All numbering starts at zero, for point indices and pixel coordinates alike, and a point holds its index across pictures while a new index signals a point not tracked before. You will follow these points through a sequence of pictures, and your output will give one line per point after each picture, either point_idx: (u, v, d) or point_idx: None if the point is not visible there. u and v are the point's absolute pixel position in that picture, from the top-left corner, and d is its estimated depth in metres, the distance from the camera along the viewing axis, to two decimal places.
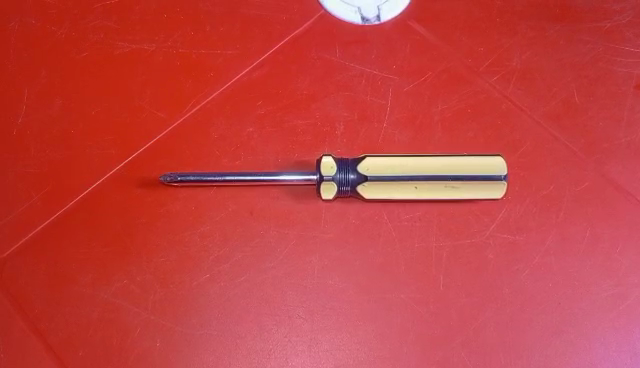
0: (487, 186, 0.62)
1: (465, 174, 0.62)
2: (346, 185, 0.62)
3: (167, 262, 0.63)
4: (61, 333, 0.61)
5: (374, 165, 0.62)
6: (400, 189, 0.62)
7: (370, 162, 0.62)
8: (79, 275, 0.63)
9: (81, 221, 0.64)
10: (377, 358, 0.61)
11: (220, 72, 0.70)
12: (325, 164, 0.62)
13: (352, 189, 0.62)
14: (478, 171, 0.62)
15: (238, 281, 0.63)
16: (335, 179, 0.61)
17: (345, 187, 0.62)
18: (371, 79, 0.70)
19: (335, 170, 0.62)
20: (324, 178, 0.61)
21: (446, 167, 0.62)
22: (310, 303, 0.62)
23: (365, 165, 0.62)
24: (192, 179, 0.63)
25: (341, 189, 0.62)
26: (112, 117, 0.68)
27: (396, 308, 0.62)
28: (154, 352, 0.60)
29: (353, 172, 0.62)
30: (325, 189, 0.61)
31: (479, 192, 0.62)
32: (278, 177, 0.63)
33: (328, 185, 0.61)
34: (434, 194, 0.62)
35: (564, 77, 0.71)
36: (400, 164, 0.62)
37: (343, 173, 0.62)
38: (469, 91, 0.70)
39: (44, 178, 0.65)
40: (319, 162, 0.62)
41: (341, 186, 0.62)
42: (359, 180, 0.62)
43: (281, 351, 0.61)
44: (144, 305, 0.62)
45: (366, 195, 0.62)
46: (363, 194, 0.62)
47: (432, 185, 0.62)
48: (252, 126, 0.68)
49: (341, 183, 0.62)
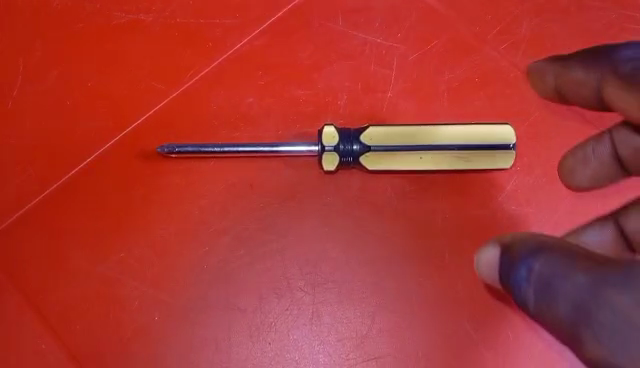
0: (497, 156, 0.61)
1: (472, 143, 0.61)
2: (349, 156, 0.60)
3: (166, 235, 0.62)
4: (58, 309, 0.60)
5: (378, 135, 0.60)
6: (407, 159, 0.60)
7: (374, 132, 0.60)
8: (75, 250, 0.61)
9: (78, 194, 0.63)
10: (380, 332, 0.60)
11: (220, 43, 0.68)
12: (327, 134, 0.60)
13: (354, 160, 0.60)
14: (486, 140, 0.61)
15: (239, 253, 0.61)
16: (337, 151, 0.60)
17: (348, 158, 0.60)
18: (375, 49, 0.68)
19: (337, 140, 0.60)
20: (325, 149, 0.60)
21: (453, 134, 0.61)
22: (311, 276, 0.61)
23: (369, 136, 0.60)
24: (190, 149, 0.62)
25: (343, 160, 0.60)
26: (109, 89, 0.66)
27: (399, 282, 0.60)
28: (153, 326, 0.59)
29: (356, 142, 0.60)
30: (327, 160, 0.60)
31: (488, 163, 0.61)
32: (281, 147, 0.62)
33: (329, 157, 0.60)
34: (440, 165, 0.61)
35: (575, 45, 0.68)
36: (406, 133, 0.61)
37: (345, 144, 0.60)
38: (476, 59, 0.68)
39: (40, 151, 0.64)
40: (321, 132, 0.60)
41: (343, 157, 0.60)
42: (362, 151, 0.60)
43: (283, 326, 0.60)
44: (142, 280, 0.60)
45: (372, 165, 0.61)
46: (368, 166, 0.61)
47: (440, 154, 0.61)
48: (253, 96, 0.66)
49: (342, 154, 0.60)
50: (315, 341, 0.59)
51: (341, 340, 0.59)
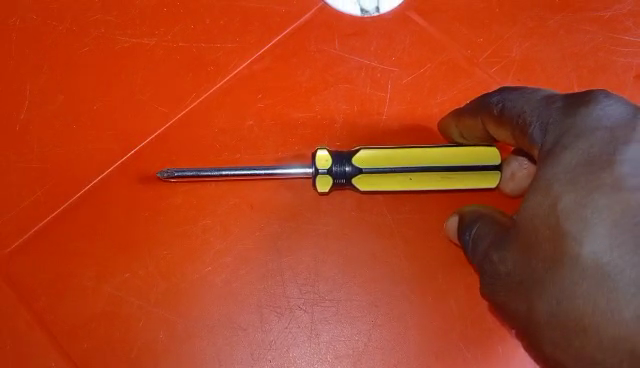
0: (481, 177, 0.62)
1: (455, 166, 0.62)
2: (342, 178, 0.62)
3: (170, 255, 0.64)
4: (66, 327, 0.62)
5: (367, 159, 0.62)
6: (391, 182, 0.62)
7: (364, 155, 0.62)
8: (82, 270, 0.64)
9: (84, 216, 0.65)
10: (376, 349, 0.62)
11: (220, 67, 0.70)
12: (320, 157, 0.62)
13: (347, 181, 0.62)
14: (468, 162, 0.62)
15: (240, 273, 0.63)
16: (330, 173, 0.62)
17: (341, 179, 0.62)
18: (371, 72, 0.70)
19: (330, 163, 0.62)
20: (319, 171, 0.62)
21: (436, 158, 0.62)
22: (310, 295, 0.63)
23: (360, 159, 0.62)
24: (188, 174, 0.63)
25: (336, 181, 0.62)
26: (113, 112, 0.69)
27: (395, 300, 0.63)
28: (158, 344, 0.62)
29: (349, 164, 0.62)
30: (321, 182, 0.62)
31: (475, 183, 0.62)
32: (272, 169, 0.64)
33: (322, 178, 0.62)
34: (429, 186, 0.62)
35: (564, 67, 0.71)
36: (390, 158, 0.62)
37: (339, 166, 0.62)
38: (468, 83, 0.70)
39: (47, 174, 0.66)
40: (314, 156, 0.62)
41: (337, 178, 0.62)
42: (354, 174, 0.62)
43: (282, 343, 0.62)
44: (147, 298, 0.63)
45: (362, 187, 0.62)
46: (358, 187, 0.62)
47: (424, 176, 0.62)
48: (253, 119, 0.69)
49: (336, 176, 0.62)
50: (313, 358, 0.62)
51: (338, 357, 0.62)
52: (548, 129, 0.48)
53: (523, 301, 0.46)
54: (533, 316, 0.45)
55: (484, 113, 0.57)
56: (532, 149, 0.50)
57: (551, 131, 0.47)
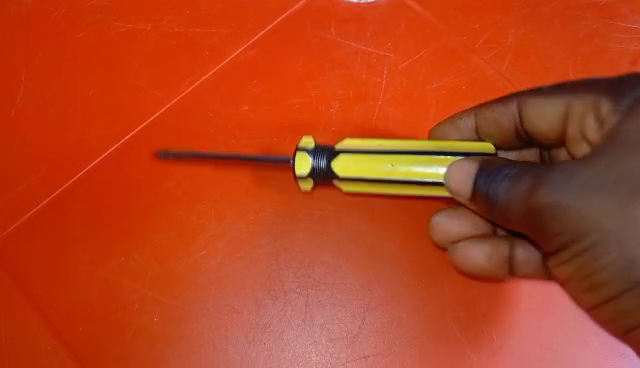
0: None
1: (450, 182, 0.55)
2: (322, 177, 0.57)
3: (165, 239, 0.64)
4: (61, 310, 0.62)
5: (348, 165, 0.56)
6: (380, 188, 0.57)
7: (345, 160, 0.56)
8: (77, 254, 0.64)
9: (80, 200, 0.65)
10: (370, 332, 0.62)
11: (216, 52, 0.70)
12: (299, 157, 0.57)
13: (324, 178, 0.57)
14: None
15: (235, 257, 0.64)
16: (309, 176, 0.57)
17: (324, 179, 0.57)
18: (366, 57, 0.70)
19: (309, 162, 0.57)
20: (298, 175, 0.57)
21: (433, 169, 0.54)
22: (305, 279, 0.63)
23: (338, 163, 0.56)
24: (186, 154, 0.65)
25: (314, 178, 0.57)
26: (108, 97, 0.69)
27: (389, 283, 0.63)
28: (153, 327, 0.62)
29: (326, 160, 0.57)
30: (303, 183, 0.59)
31: None
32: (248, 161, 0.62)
33: (305, 181, 0.58)
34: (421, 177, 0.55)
35: (560, 53, 0.71)
36: (378, 162, 0.55)
37: (316, 164, 0.57)
38: (464, 68, 0.70)
39: (42, 158, 0.66)
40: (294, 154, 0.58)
41: (315, 177, 0.57)
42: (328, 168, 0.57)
43: (277, 326, 0.62)
44: (143, 282, 0.63)
45: (342, 185, 0.58)
46: (342, 188, 0.58)
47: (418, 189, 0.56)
48: (249, 104, 0.69)
49: (316, 175, 0.57)
50: (308, 341, 0.62)
51: (332, 340, 0.62)
52: (596, 85, 0.53)
53: (612, 198, 0.43)
54: (629, 211, 0.42)
55: (524, 92, 0.58)
56: (590, 118, 0.52)
57: (598, 85, 0.53)
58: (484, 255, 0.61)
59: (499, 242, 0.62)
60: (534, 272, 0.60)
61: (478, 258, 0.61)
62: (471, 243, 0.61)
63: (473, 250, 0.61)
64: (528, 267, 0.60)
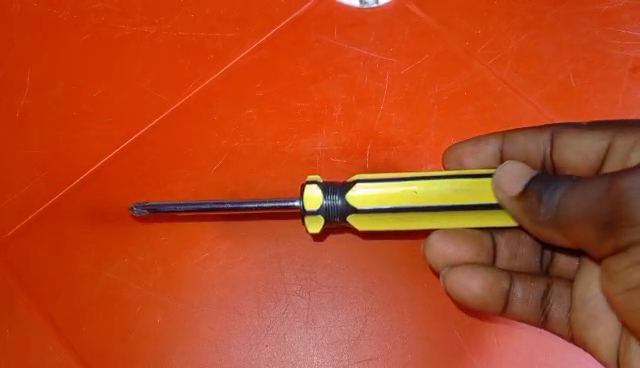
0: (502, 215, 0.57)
1: (472, 203, 0.56)
2: (337, 215, 0.57)
3: (168, 241, 0.64)
4: (65, 311, 0.63)
5: (367, 198, 0.57)
6: (400, 219, 0.57)
7: (362, 192, 0.57)
8: (81, 255, 0.64)
9: (84, 202, 0.65)
10: (372, 335, 0.63)
11: (220, 56, 0.70)
12: (310, 191, 0.57)
13: (340, 219, 0.57)
14: (487, 198, 0.56)
15: (238, 259, 0.64)
16: (321, 213, 0.57)
17: (335, 217, 0.57)
18: (369, 62, 0.71)
19: (322, 198, 0.57)
20: (307, 212, 0.57)
21: (454, 191, 0.56)
22: (307, 282, 0.64)
23: (354, 196, 0.57)
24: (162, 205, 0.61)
25: (328, 219, 0.57)
26: (113, 99, 0.69)
27: (391, 287, 0.63)
28: (156, 328, 0.62)
29: (341, 198, 0.57)
30: (311, 222, 0.57)
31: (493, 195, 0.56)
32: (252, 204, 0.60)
33: (314, 218, 0.57)
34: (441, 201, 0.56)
35: (561, 60, 0.71)
36: (396, 191, 0.56)
37: (330, 201, 0.57)
38: (466, 74, 0.71)
39: (47, 159, 0.67)
40: (303, 193, 0.57)
41: (329, 217, 0.57)
42: (347, 211, 0.57)
43: (279, 328, 0.63)
44: (146, 283, 0.63)
45: (356, 224, 0.58)
46: (356, 224, 0.58)
47: (439, 216, 0.57)
48: (253, 107, 0.69)
49: (327, 213, 0.57)
50: (310, 343, 0.62)
51: (334, 343, 0.62)
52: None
53: None
54: None
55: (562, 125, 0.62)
56: (633, 153, 0.58)
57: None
58: (480, 286, 0.59)
59: (499, 273, 0.60)
60: (525, 316, 0.60)
61: (473, 288, 0.59)
62: (467, 270, 0.60)
63: (469, 279, 0.59)
64: (520, 309, 0.60)
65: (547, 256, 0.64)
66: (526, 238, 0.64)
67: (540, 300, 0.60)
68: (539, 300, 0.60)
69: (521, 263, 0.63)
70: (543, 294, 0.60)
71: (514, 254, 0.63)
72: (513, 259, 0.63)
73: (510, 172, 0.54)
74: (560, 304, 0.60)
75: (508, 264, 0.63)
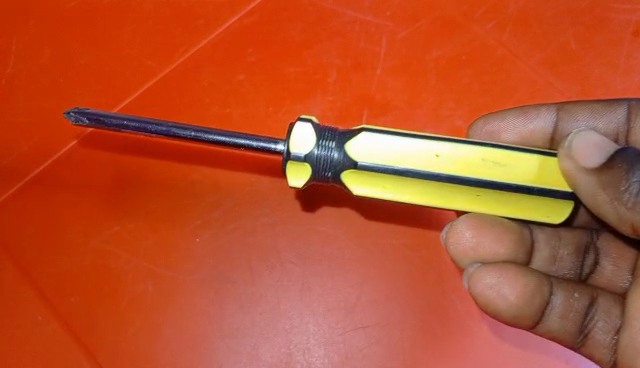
0: (529, 204, 0.49)
1: (499, 182, 0.48)
2: (329, 170, 0.50)
3: (159, 209, 0.63)
4: (53, 281, 0.61)
5: (373, 152, 0.49)
6: (409, 188, 0.50)
7: (368, 142, 0.49)
8: (69, 224, 0.63)
9: (72, 170, 0.64)
10: (368, 302, 0.61)
11: (211, 21, 0.68)
12: (301, 133, 0.50)
13: (334, 174, 0.50)
14: (517, 177, 0.48)
15: (231, 227, 0.62)
16: (309, 162, 0.49)
17: (326, 172, 0.50)
18: (365, 26, 0.69)
19: (313, 142, 0.49)
20: (291, 156, 0.50)
21: (481, 163, 0.48)
22: (302, 250, 0.62)
23: (355, 148, 0.49)
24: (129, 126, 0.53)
25: (319, 173, 0.50)
26: (101, 66, 0.67)
27: (387, 254, 0.62)
28: (146, 298, 0.61)
29: (337, 150, 0.50)
30: (293, 170, 0.50)
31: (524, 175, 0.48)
32: (227, 137, 0.53)
33: (299, 165, 0.50)
34: (459, 169, 0.49)
35: (561, 23, 0.69)
36: (412, 150, 0.49)
37: (323, 150, 0.49)
38: (464, 38, 0.69)
39: (33, 127, 0.65)
40: (291, 132, 0.50)
41: (321, 170, 0.50)
42: (343, 164, 0.50)
43: (273, 296, 0.61)
44: (136, 253, 0.62)
45: (353, 185, 0.51)
46: (352, 184, 0.50)
47: (456, 191, 0.49)
48: (244, 73, 0.67)
49: (318, 164, 0.50)
50: (304, 311, 0.61)
51: (330, 310, 0.61)
52: None
53: None
54: None
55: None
56: None
57: None
58: (521, 293, 0.51)
59: (543, 281, 0.52)
60: (562, 333, 0.53)
61: (512, 295, 0.51)
62: (507, 275, 0.52)
63: (507, 284, 0.51)
64: (558, 325, 0.53)
65: (588, 263, 0.58)
66: (568, 238, 0.59)
67: (583, 315, 0.53)
68: (582, 315, 0.53)
69: (561, 267, 0.58)
70: (588, 309, 0.53)
71: (555, 257, 0.58)
72: (553, 262, 0.58)
73: (586, 139, 0.48)
74: (606, 323, 0.53)
75: (546, 266, 0.58)
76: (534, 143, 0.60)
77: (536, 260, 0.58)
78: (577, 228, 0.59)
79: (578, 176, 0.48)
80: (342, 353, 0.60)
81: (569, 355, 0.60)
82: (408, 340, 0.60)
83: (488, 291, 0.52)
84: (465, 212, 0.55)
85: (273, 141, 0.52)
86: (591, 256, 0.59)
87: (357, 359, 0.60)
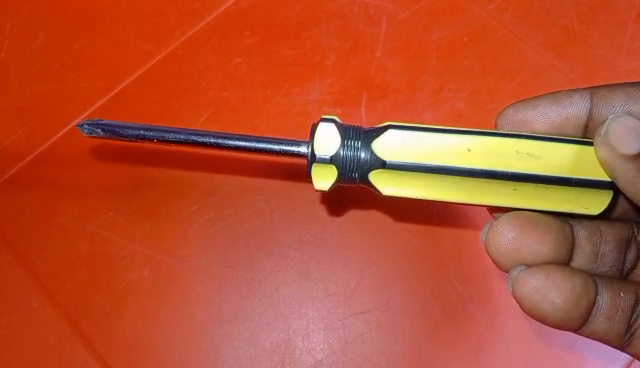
0: (567, 197, 0.47)
1: (536, 175, 0.46)
2: (356, 170, 0.47)
3: (155, 195, 0.62)
4: (48, 267, 0.60)
5: (404, 151, 0.47)
6: (442, 185, 0.47)
7: (396, 141, 0.47)
8: (65, 209, 0.62)
9: (67, 155, 0.63)
10: (367, 289, 0.60)
11: (207, 3, 0.67)
12: (325, 134, 0.47)
13: (361, 176, 0.48)
14: (555, 170, 0.46)
15: (228, 212, 0.62)
16: (335, 164, 0.47)
17: (352, 173, 0.47)
18: (364, 8, 0.68)
19: (339, 142, 0.47)
20: (317, 159, 0.47)
21: (516, 156, 0.46)
22: (302, 236, 0.61)
23: (383, 147, 0.47)
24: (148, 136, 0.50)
25: (345, 174, 0.47)
26: (96, 49, 0.66)
27: (388, 238, 0.61)
28: (143, 284, 0.60)
29: (365, 149, 0.47)
30: (318, 173, 0.47)
31: (563, 169, 0.46)
32: (248, 142, 0.50)
33: (325, 168, 0.47)
34: (496, 165, 0.46)
35: (563, 4, 0.68)
36: (445, 146, 0.46)
37: (350, 151, 0.47)
38: (465, 19, 0.67)
39: (27, 111, 0.64)
40: (316, 133, 0.47)
41: (347, 171, 0.47)
42: (371, 164, 0.47)
43: (272, 282, 0.60)
44: (132, 239, 0.61)
45: (382, 186, 0.48)
46: (382, 184, 0.48)
47: (492, 187, 0.47)
48: (241, 57, 0.66)
49: (344, 165, 0.47)
50: (304, 297, 0.60)
51: (330, 296, 0.60)
52: None
53: None
54: None
55: None
56: None
57: None
58: (568, 296, 0.49)
59: (589, 282, 0.50)
60: (608, 334, 0.50)
61: (559, 298, 0.49)
62: (554, 277, 0.50)
63: (554, 286, 0.49)
64: (602, 326, 0.50)
65: (630, 258, 0.57)
66: (609, 234, 0.57)
67: (629, 314, 0.50)
68: (629, 313, 0.50)
69: (603, 263, 0.56)
70: (633, 306, 0.50)
71: (596, 253, 0.56)
72: (595, 259, 0.56)
73: (623, 124, 0.46)
74: None
75: (588, 264, 0.56)
76: (566, 131, 0.59)
77: (577, 257, 0.56)
78: (617, 222, 0.58)
79: (615, 162, 0.46)
80: (342, 339, 0.59)
81: (574, 341, 0.59)
82: (408, 326, 0.59)
83: (533, 295, 0.50)
84: (505, 214, 0.54)
85: (295, 144, 0.50)
86: (632, 251, 0.57)
87: (358, 345, 0.59)
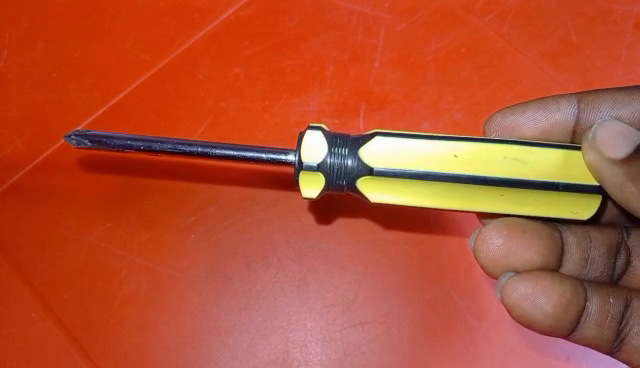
0: (554, 201, 0.47)
1: (523, 179, 0.46)
2: (344, 178, 0.47)
3: (153, 205, 0.62)
4: (46, 277, 0.60)
5: (390, 157, 0.47)
6: (429, 191, 0.47)
7: (383, 147, 0.47)
8: (63, 219, 0.62)
9: (65, 165, 0.63)
10: (365, 299, 0.60)
11: (206, 13, 0.67)
12: (312, 142, 0.47)
13: (348, 183, 0.48)
14: (542, 174, 0.46)
15: (227, 222, 0.62)
16: (322, 172, 0.47)
17: (340, 180, 0.47)
18: (362, 18, 0.68)
19: (326, 150, 0.47)
20: (304, 166, 0.47)
21: (502, 161, 0.46)
22: (299, 246, 0.61)
23: (370, 154, 0.47)
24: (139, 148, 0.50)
25: (333, 182, 0.47)
26: (95, 59, 0.66)
27: (386, 249, 0.61)
28: (141, 295, 0.60)
29: (351, 157, 0.47)
30: (306, 181, 0.47)
31: (550, 173, 0.47)
32: (236, 150, 0.50)
33: (312, 175, 0.47)
34: (482, 170, 0.46)
35: (561, 15, 0.68)
36: (431, 152, 0.47)
37: (336, 158, 0.47)
38: (463, 29, 0.68)
39: (26, 121, 0.64)
40: (302, 141, 0.47)
41: (335, 179, 0.47)
42: (358, 172, 0.47)
43: (270, 292, 0.60)
44: (130, 249, 0.61)
45: (370, 193, 0.48)
46: (369, 191, 0.48)
47: (479, 192, 0.47)
48: (240, 67, 0.66)
49: (332, 173, 0.47)
50: (302, 308, 0.60)
51: (327, 306, 0.60)
52: None
53: None
54: None
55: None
56: None
57: None
58: (557, 303, 0.49)
59: (578, 288, 0.50)
60: (598, 340, 0.50)
61: (548, 305, 0.49)
62: (543, 284, 0.50)
63: (542, 293, 0.49)
64: (593, 333, 0.50)
65: (620, 264, 0.57)
66: (599, 239, 0.57)
67: (619, 319, 0.50)
68: (618, 319, 0.50)
69: (592, 270, 0.56)
70: (623, 311, 0.50)
71: (586, 259, 0.56)
72: (584, 265, 0.56)
73: (611, 129, 0.46)
74: None
75: (577, 270, 0.56)
76: (553, 136, 0.59)
77: (567, 264, 0.56)
78: (607, 227, 0.58)
79: (603, 167, 0.46)
80: (339, 349, 0.59)
81: (571, 351, 0.60)
82: (407, 337, 0.59)
83: (521, 302, 0.50)
84: (494, 219, 0.54)
85: (283, 152, 0.50)
86: (622, 256, 0.57)
87: (355, 356, 0.59)
